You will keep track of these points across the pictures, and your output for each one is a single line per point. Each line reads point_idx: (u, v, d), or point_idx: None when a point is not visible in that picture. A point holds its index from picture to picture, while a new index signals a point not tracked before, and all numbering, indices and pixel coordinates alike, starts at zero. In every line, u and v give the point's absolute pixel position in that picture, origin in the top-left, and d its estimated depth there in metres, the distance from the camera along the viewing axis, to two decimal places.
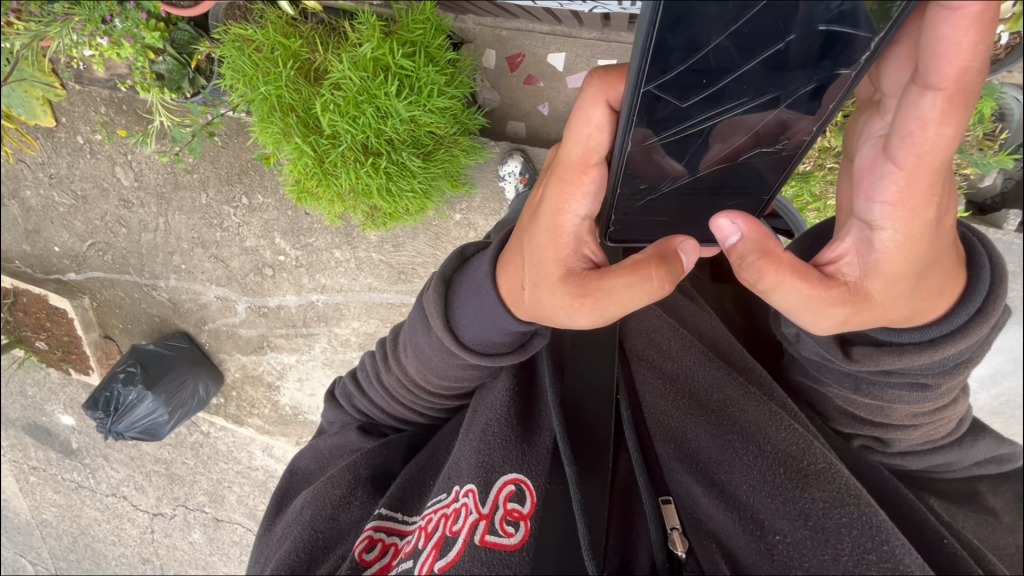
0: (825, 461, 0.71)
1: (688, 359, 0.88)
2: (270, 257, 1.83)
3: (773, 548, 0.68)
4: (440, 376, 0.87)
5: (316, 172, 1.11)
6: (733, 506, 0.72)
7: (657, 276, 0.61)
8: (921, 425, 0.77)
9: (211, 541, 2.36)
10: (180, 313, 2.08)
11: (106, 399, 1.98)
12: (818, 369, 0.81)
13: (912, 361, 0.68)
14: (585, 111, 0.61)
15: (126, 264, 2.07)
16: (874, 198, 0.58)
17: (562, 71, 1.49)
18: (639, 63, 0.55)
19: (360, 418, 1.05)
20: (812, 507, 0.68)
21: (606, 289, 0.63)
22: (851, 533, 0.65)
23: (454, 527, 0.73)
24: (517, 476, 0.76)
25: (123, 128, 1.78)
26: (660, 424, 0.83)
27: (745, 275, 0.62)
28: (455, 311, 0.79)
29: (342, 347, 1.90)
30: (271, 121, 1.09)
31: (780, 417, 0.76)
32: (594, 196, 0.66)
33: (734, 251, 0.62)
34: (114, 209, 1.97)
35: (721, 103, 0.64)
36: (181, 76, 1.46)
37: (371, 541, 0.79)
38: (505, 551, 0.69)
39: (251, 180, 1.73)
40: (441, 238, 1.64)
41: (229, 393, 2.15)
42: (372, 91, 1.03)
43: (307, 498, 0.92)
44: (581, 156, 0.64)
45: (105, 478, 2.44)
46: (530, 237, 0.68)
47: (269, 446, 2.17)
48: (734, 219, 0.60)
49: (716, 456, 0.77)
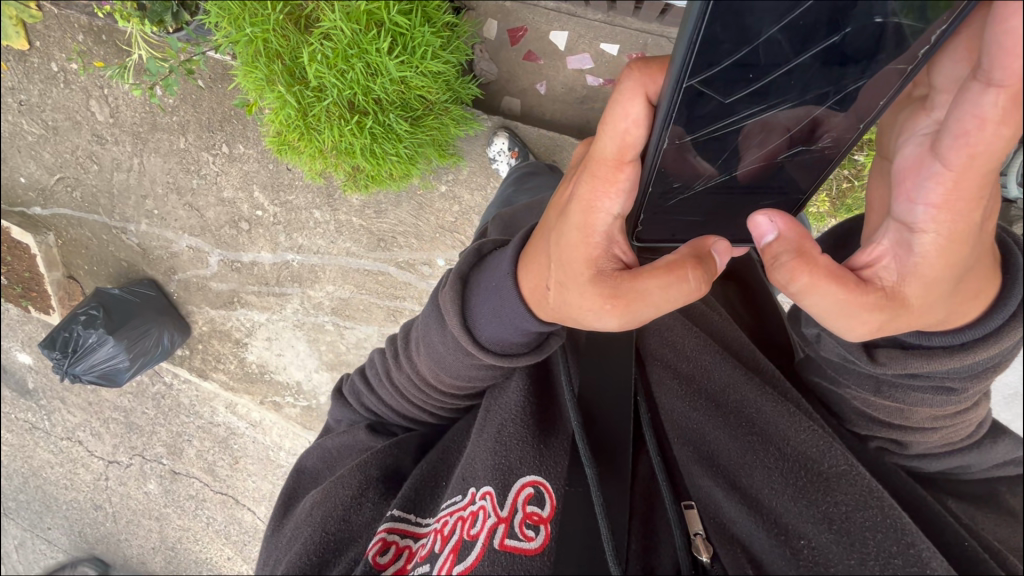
0: (846, 462, 0.67)
1: (705, 359, 0.84)
2: (247, 211, 1.78)
3: (798, 554, 0.63)
4: (453, 376, 0.84)
5: (299, 125, 1.09)
6: (757, 511, 0.68)
7: (694, 277, 0.62)
8: (940, 428, 0.74)
9: (166, 493, 2.33)
10: (149, 260, 2.02)
11: (65, 339, 1.91)
12: (836, 370, 0.77)
13: (941, 365, 0.64)
14: (622, 105, 0.57)
15: (95, 203, 1.99)
16: (916, 199, 0.51)
17: (563, 51, 1.46)
18: (684, 57, 0.51)
19: (367, 417, 1.01)
20: (835, 510, 0.64)
21: (640, 290, 0.61)
22: (876, 538, 0.61)
23: (471, 531, 0.69)
24: (535, 478, 0.73)
25: (101, 59, 1.70)
26: (676, 426, 0.80)
27: (776, 275, 0.58)
28: (473, 309, 0.76)
29: (314, 309, 1.87)
30: (255, 67, 1.04)
31: (799, 418, 0.72)
32: (629, 193, 0.62)
33: (765, 252, 0.59)
34: (86, 143, 1.88)
35: (766, 100, 0.60)
36: (166, 10, 1.33)
37: (384, 543, 0.76)
38: (526, 555, 0.66)
39: (233, 129, 1.68)
40: (425, 208, 1.61)
41: (195, 345, 2.11)
42: (364, 46, 0.98)
43: (316, 499, 0.87)
44: (616, 152, 0.60)
45: (61, 420, 2.39)
46: (558, 236, 0.65)
47: (232, 403, 2.14)
48: (771, 218, 0.57)
49: (736, 459, 0.73)
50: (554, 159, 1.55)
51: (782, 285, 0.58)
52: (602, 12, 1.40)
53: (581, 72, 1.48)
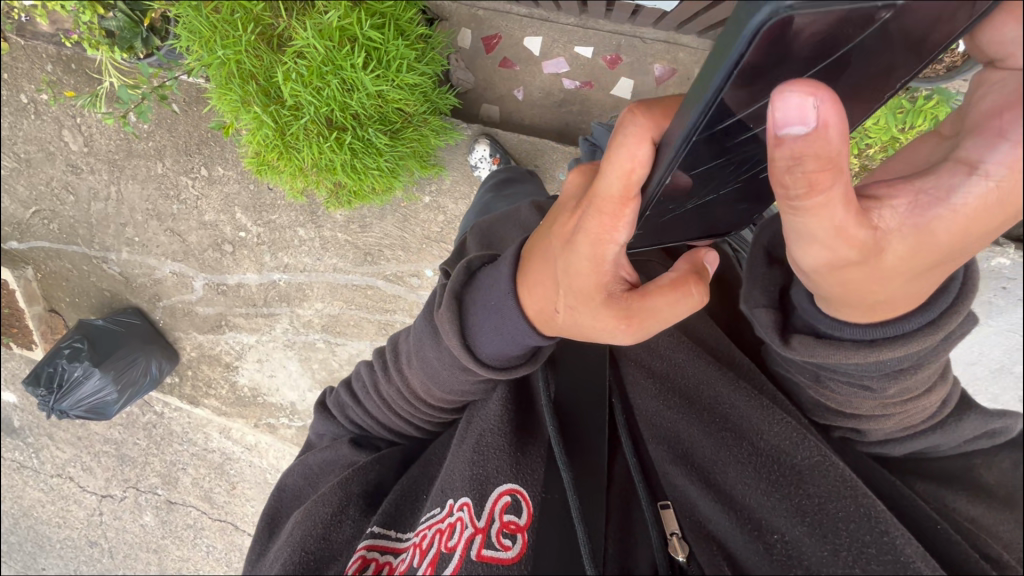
0: (819, 453, 0.68)
1: (678, 356, 0.85)
2: (230, 233, 1.77)
3: (772, 547, 0.66)
4: (446, 389, 0.84)
5: (277, 145, 1.07)
6: (732, 507, 0.71)
7: (697, 291, 0.66)
8: (892, 414, 0.71)
9: (163, 524, 2.28)
10: (132, 288, 1.99)
11: (49, 375, 1.87)
12: (785, 361, 0.76)
13: (848, 357, 0.60)
14: (629, 147, 0.54)
15: (73, 234, 1.96)
16: (1009, 133, 0.39)
17: (537, 56, 1.48)
18: (697, 120, 0.46)
19: (352, 430, 1.00)
20: (807, 503, 0.66)
21: (650, 307, 0.64)
22: (849, 527, 0.63)
23: (449, 543, 0.70)
24: (512, 486, 0.73)
25: (71, 89, 1.67)
26: (650, 424, 0.81)
27: (784, 178, 0.41)
28: (473, 328, 0.76)
29: (304, 327, 1.85)
30: (230, 88, 1.03)
31: (772, 411, 0.73)
32: (634, 224, 0.61)
33: (784, 149, 0.39)
34: (60, 174, 1.85)
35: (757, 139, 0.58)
36: (134, 35, 1.31)
37: (364, 561, 0.76)
38: (503, 565, 0.66)
39: (210, 152, 1.66)
40: (410, 220, 1.61)
41: (184, 372, 2.08)
42: (338, 62, 0.98)
43: (298, 518, 0.86)
44: (621, 190, 0.58)
45: (50, 458, 2.34)
46: (566, 265, 0.65)
47: (226, 427, 2.10)
48: (815, 104, 0.37)
49: (710, 456, 0.75)
50: (538, 164, 1.53)
51: (786, 197, 0.42)
52: (573, 16, 1.42)
53: (558, 76, 1.49)
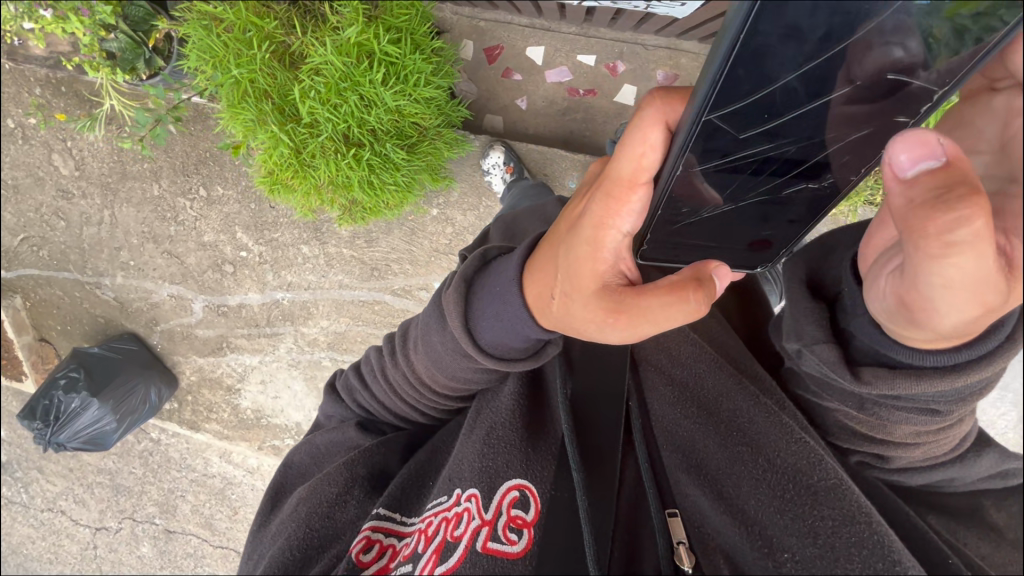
0: (837, 476, 0.66)
1: (700, 366, 0.83)
2: (231, 253, 1.73)
3: (780, 566, 0.63)
4: (449, 376, 0.82)
5: (292, 163, 1.06)
6: (742, 521, 0.68)
7: (695, 299, 0.58)
8: (923, 443, 0.72)
9: (161, 555, 2.20)
10: (128, 313, 1.93)
11: (45, 407, 1.81)
12: (820, 385, 0.76)
13: (931, 384, 0.61)
14: (642, 131, 0.58)
15: (65, 260, 1.90)
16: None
17: (540, 65, 1.48)
18: (705, 94, 0.52)
19: (359, 414, 0.97)
20: (820, 525, 0.63)
21: (642, 307, 0.60)
22: (861, 553, 0.60)
23: (454, 532, 0.67)
24: (520, 481, 0.71)
25: (61, 111, 1.65)
26: (667, 433, 0.80)
27: (939, 215, 0.40)
28: (475, 313, 0.73)
29: (309, 346, 1.80)
30: (243, 108, 1.01)
31: (791, 430, 0.71)
32: (640, 214, 0.63)
33: (925, 183, 0.41)
34: (49, 200, 1.81)
35: (776, 140, 0.62)
36: (137, 56, 1.28)
37: (368, 541, 0.74)
38: (508, 560, 0.64)
39: (209, 172, 1.66)
40: (417, 233, 1.60)
41: (184, 398, 2.02)
42: (355, 78, 0.97)
43: (302, 495, 0.85)
44: (631, 173, 0.60)
45: (40, 491, 2.25)
46: (567, 249, 0.64)
47: (227, 451, 2.05)
48: (940, 140, 0.42)
49: (724, 468, 0.72)
50: (547, 172, 1.52)
51: (942, 233, 0.40)
52: (575, 25, 1.44)
53: (560, 84, 1.50)
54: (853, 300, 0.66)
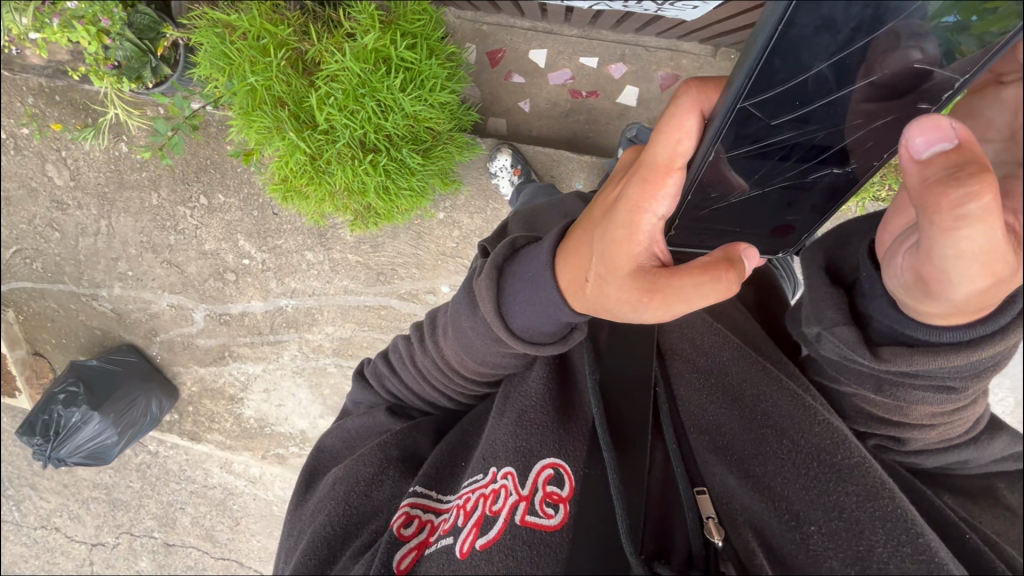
0: (860, 455, 0.65)
1: (723, 354, 0.81)
2: (233, 261, 1.72)
3: (808, 538, 0.62)
4: (478, 361, 0.81)
5: (308, 170, 1.07)
6: (769, 498, 0.66)
7: (727, 278, 0.56)
8: (938, 424, 0.73)
9: (161, 568, 2.16)
10: (126, 324, 1.89)
11: (45, 422, 1.77)
12: (839, 370, 0.77)
13: (947, 362, 0.61)
14: (678, 117, 0.57)
15: (59, 272, 1.86)
16: None
17: (543, 68, 1.50)
18: (742, 83, 0.52)
19: (388, 400, 0.97)
20: (845, 500, 0.62)
21: (675, 286, 0.57)
22: (885, 526, 0.59)
23: (493, 506, 0.68)
24: (555, 459, 0.71)
25: (56, 121, 1.64)
26: (692, 416, 0.77)
27: (951, 193, 0.41)
28: (507, 298, 0.72)
29: (314, 353, 1.79)
30: (259, 116, 1.01)
31: (815, 412, 0.70)
32: (676, 198, 0.60)
33: (936, 163, 0.42)
34: (43, 211, 1.77)
35: (806, 127, 0.62)
36: (142, 65, 1.28)
37: (408, 516, 0.73)
38: (545, 532, 0.65)
39: (210, 179, 1.64)
40: (424, 236, 1.60)
41: (185, 408, 1.99)
42: (374, 84, 0.98)
43: (338, 474, 0.84)
44: (667, 159, 0.59)
45: (33, 509, 2.20)
46: (602, 232, 0.63)
47: (229, 462, 2.02)
48: (953, 125, 0.42)
49: (750, 449, 0.71)
50: (554, 174, 1.53)
51: (952, 207, 0.42)
52: (577, 28, 1.46)
53: (563, 86, 1.51)
54: (872, 283, 0.66)
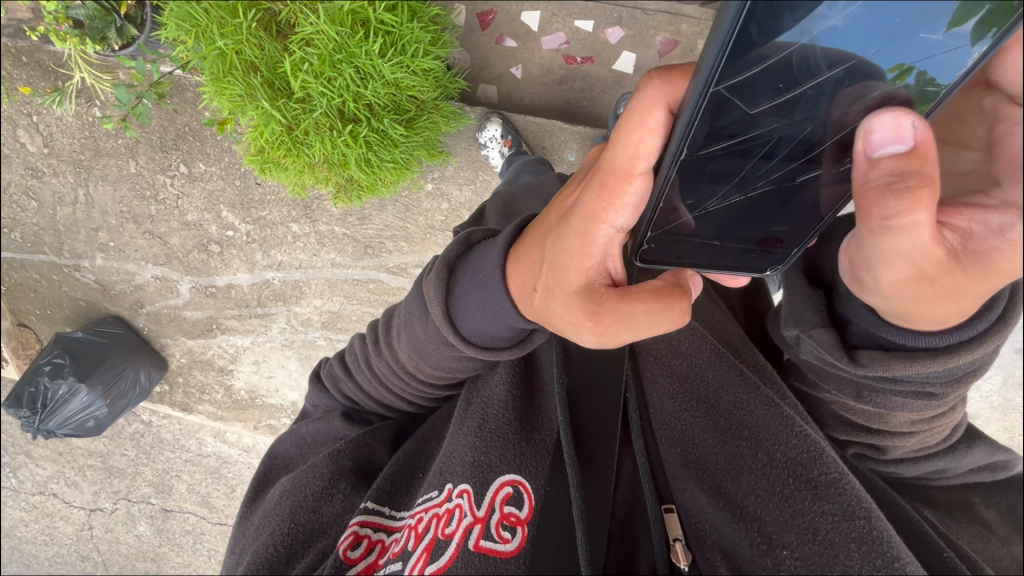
0: (837, 471, 0.64)
1: (699, 356, 0.80)
2: (217, 232, 1.67)
3: (780, 564, 0.61)
4: (433, 365, 0.79)
5: (286, 141, 1.03)
6: (741, 518, 0.66)
7: (679, 307, 0.61)
8: (918, 432, 0.72)
9: (159, 533, 2.20)
10: (110, 295, 1.85)
11: (31, 396, 1.75)
12: (817, 374, 0.75)
13: (924, 368, 0.61)
14: (639, 114, 0.50)
15: (39, 242, 1.81)
16: None
17: (536, 32, 1.43)
18: (714, 62, 0.43)
19: (344, 404, 0.95)
20: (821, 521, 0.61)
21: (625, 311, 0.59)
22: (860, 549, 0.58)
23: (446, 530, 0.66)
24: (514, 477, 0.71)
25: (25, 84, 1.56)
26: (665, 426, 0.76)
27: (882, 203, 0.43)
28: (457, 301, 0.70)
29: (303, 326, 1.77)
30: (231, 82, 0.97)
31: (793, 423, 0.69)
32: (636, 208, 0.56)
33: (884, 167, 0.43)
34: (20, 178, 1.71)
35: (792, 116, 0.50)
36: (107, 25, 1.22)
37: (356, 537, 0.72)
38: (500, 558, 0.64)
39: (190, 147, 1.58)
40: (412, 209, 1.56)
41: (175, 379, 1.97)
42: (351, 49, 0.93)
43: (286, 489, 0.83)
44: (628, 163, 0.53)
45: (29, 476, 2.22)
46: (555, 239, 0.60)
47: (222, 432, 2.02)
48: (914, 123, 0.41)
49: (724, 464, 0.70)
50: (545, 145, 1.48)
51: (882, 216, 0.43)
52: None
53: (557, 52, 1.45)
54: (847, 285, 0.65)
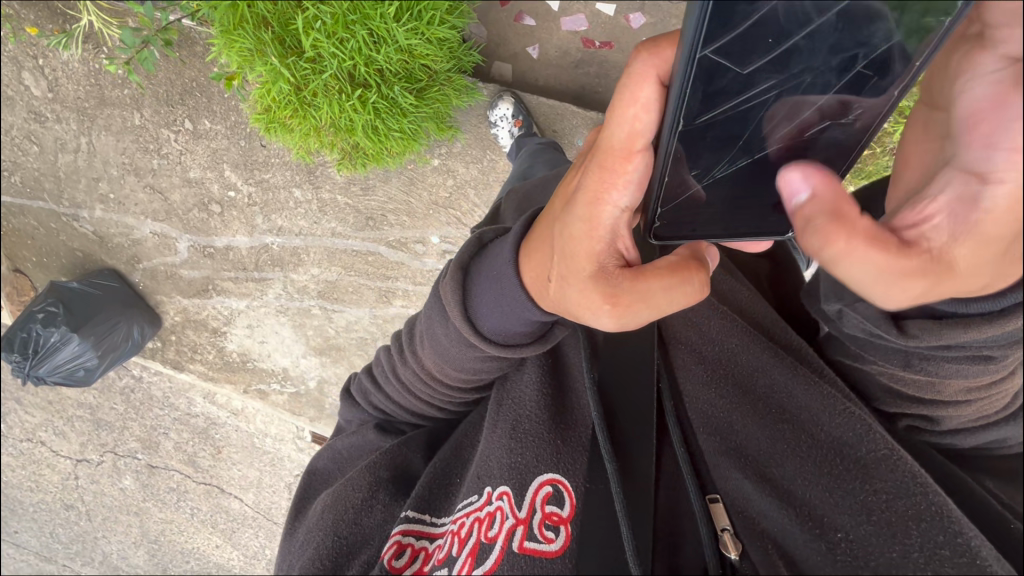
0: (887, 447, 0.63)
1: (730, 341, 0.79)
2: (218, 191, 1.66)
3: (835, 547, 0.60)
4: (457, 368, 0.78)
5: (293, 101, 1.02)
6: (790, 502, 0.65)
7: (697, 280, 0.59)
8: (974, 401, 0.69)
9: (144, 488, 2.21)
10: (107, 248, 1.84)
11: (23, 340, 1.75)
12: (860, 347, 0.73)
13: (979, 334, 0.59)
14: (630, 90, 0.50)
15: (39, 187, 1.79)
16: (996, 143, 0.42)
17: (556, 12, 1.40)
18: (695, 27, 0.44)
19: (376, 416, 0.95)
20: (874, 500, 0.61)
21: (643, 290, 0.58)
22: (919, 527, 0.57)
23: (488, 533, 0.68)
24: (553, 476, 0.70)
25: (33, 25, 1.54)
26: (701, 414, 0.75)
27: (807, 241, 0.45)
28: (474, 299, 0.70)
29: (298, 294, 1.76)
30: (240, 35, 0.95)
31: (836, 402, 0.68)
32: (639, 185, 0.56)
33: (806, 211, 0.45)
34: (22, 122, 1.69)
35: (786, 71, 0.50)
36: None
37: (400, 546, 0.74)
38: (546, 558, 0.63)
39: (196, 103, 1.56)
40: (415, 183, 1.54)
41: (168, 337, 1.96)
42: (366, 11, 0.92)
43: (327, 502, 0.84)
44: (625, 142, 0.53)
45: (18, 422, 2.23)
46: (562, 227, 0.60)
47: (211, 392, 2.03)
48: (807, 168, 0.44)
49: (766, 449, 0.70)
50: (556, 129, 1.46)
51: (820, 254, 0.45)
52: None
53: (576, 34, 1.42)
54: None
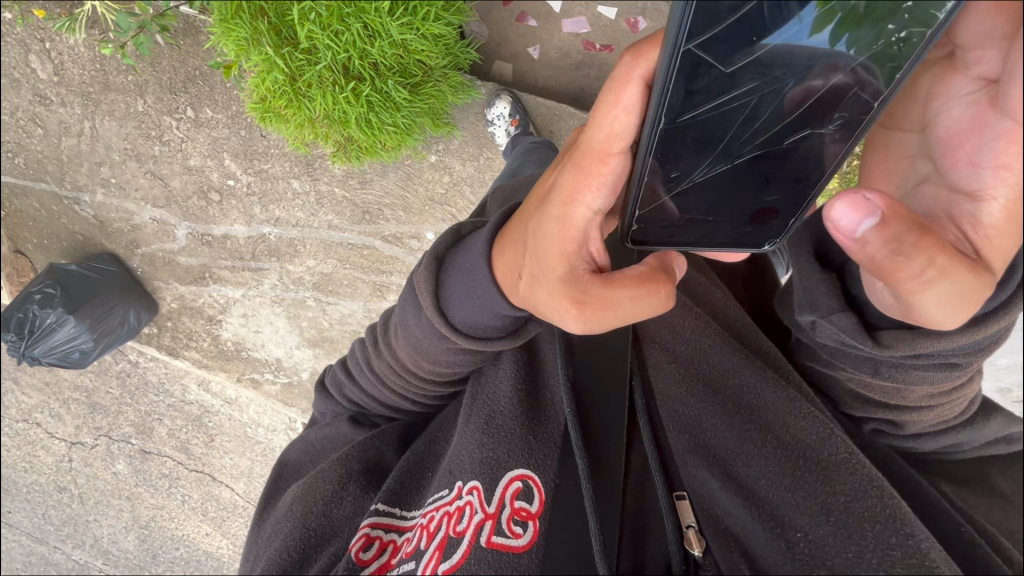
0: (847, 450, 0.64)
1: (703, 340, 0.79)
2: (218, 180, 1.67)
3: (794, 546, 0.61)
4: (431, 360, 0.79)
5: (287, 91, 1.03)
6: (753, 501, 0.65)
7: (663, 294, 0.60)
8: (936, 406, 0.70)
9: (136, 473, 2.22)
10: (106, 232, 1.86)
11: (19, 320, 1.76)
12: (831, 353, 0.73)
13: (950, 343, 0.60)
14: (614, 91, 0.51)
15: (43, 169, 1.81)
16: (981, 161, 0.47)
17: (557, 13, 1.41)
18: (680, 18, 0.44)
19: (350, 408, 0.96)
20: (834, 502, 0.61)
21: (608, 297, 0.59)
22: (874, 529, 0.59)
23: (457, 527, 0.68)
24: (523, 472, 0.70)
25: (42, 9, 1.56)
26: (671, 411, 0.74)
27: (904, 266, 0.46)
28: (446, 291, 0.71)
29: (294, 285, 1.77)
30: (236, 24, 0.97)
31: (801, 405, 0.69)
32: (612, 189, 0.57)
33: (879, 239, 0.46)
34: (27, 103, 1.71)
35: (768, 74, 0.51)
36: None
37: (367, 539, 0.73)
38: (514, 553, 0.64)
39: (198, 91, 1.58)
40: (413, 178, 1.55)
41: (163, 323, 1.97)
42: (360, 5, 0.93)
43: (297, 493, 0.84)
44: (603, 143, 0.54)
45: (14, 402, 2.24)
46: (537, 225, 0.60)
47: (205, 380, 2.04)
48: (870, 196, 0.45)
49: (732, 448, 0.69)
50: (553, 129, 1.47)
51: (911, 277, 0.47)
52: None
53: (577, 36, 1.43)
54: None
